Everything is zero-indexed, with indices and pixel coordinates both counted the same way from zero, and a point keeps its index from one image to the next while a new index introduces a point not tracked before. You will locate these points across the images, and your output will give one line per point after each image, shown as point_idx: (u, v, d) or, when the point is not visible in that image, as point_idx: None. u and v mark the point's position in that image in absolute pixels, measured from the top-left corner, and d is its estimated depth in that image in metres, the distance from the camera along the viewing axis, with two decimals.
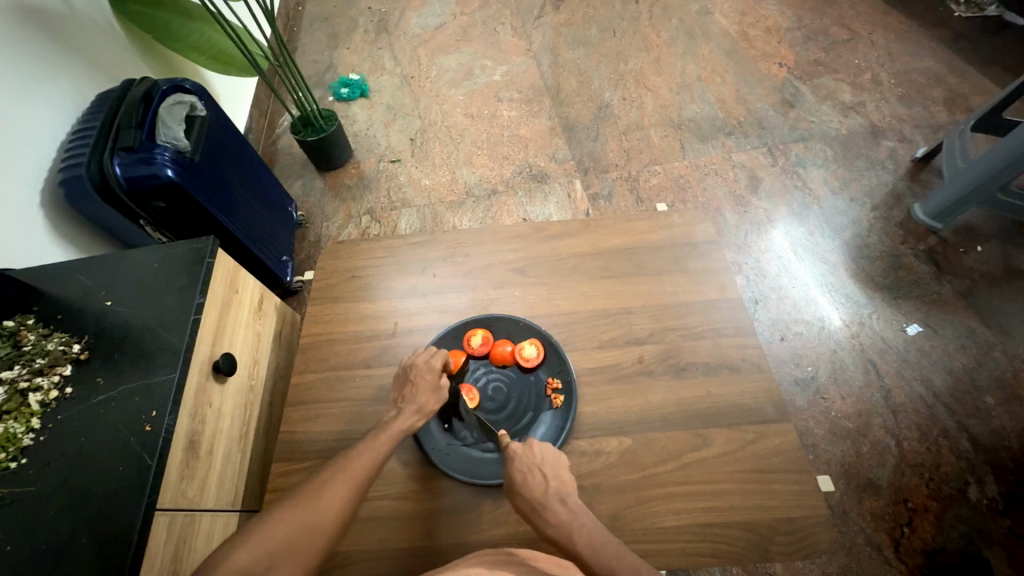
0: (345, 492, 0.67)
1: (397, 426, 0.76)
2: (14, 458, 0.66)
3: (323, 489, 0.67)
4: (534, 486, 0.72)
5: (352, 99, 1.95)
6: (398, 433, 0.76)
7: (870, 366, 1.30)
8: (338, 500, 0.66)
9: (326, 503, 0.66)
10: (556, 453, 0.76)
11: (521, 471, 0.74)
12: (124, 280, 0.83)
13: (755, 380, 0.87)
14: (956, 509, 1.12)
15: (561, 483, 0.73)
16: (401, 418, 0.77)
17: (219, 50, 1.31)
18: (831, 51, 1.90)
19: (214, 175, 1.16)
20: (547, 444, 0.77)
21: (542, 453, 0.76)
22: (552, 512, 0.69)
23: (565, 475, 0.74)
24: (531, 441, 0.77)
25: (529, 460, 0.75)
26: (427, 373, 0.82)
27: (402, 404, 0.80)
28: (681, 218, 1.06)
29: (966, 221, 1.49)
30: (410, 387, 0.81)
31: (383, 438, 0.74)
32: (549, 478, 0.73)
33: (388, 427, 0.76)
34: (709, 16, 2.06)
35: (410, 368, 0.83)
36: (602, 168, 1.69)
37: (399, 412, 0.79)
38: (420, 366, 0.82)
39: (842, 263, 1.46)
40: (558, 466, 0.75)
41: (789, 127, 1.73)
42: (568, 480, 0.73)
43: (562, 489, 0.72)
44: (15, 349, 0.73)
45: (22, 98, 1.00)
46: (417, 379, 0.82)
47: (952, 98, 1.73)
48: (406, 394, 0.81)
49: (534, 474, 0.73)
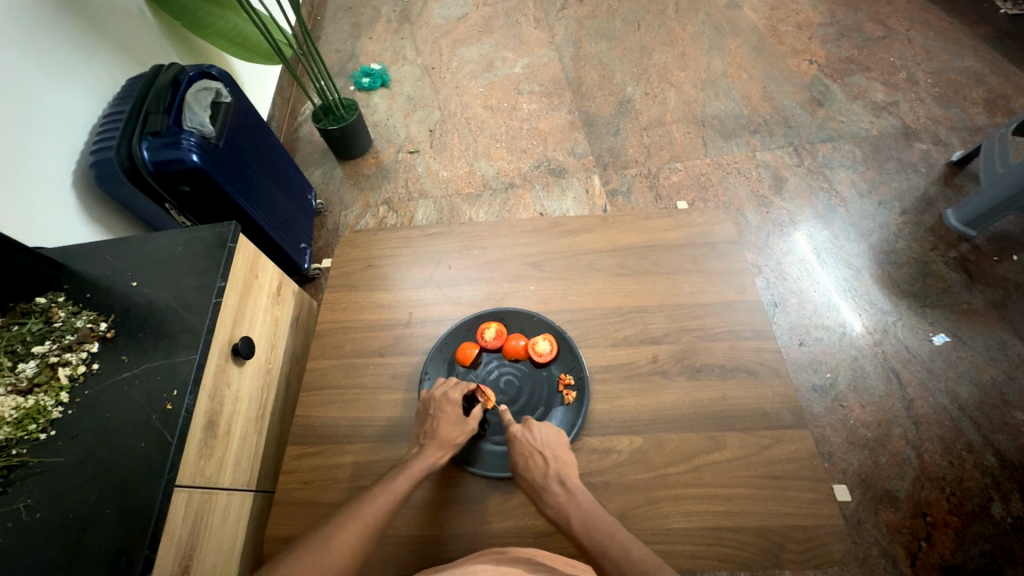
0: (354, 539, 0.66)
1: (417, 465, 0.74)
2: (43, 429, 0.69)
3: (332, 537, 0.66)
4: (535, 468, 0.74)
5: (373, 89, 1.96)
6: (417, 472, 0.74)
7: (892, 375, 1.27)
8: (347, 548, 0.65)
9: (335, 549, 0.65)
10: (555, 432, 0.78)
11: (523, 455, 0.76)
12: (149, 261, 0.85)
13: (772, 385, 0.85)
14: (978, 526, 1.09)
15: (561, 464, 0.74)
16: (421, 456, 0.75)
17: (245, 38, 1.33)
18: (865, 48, 1.84)
19: (238, 161, 1.18)
20: (546, 425, 0.78)
21: (542, 434, 0.77)
22: (551, 494, 0.71)
23: (565, 455, 0.76)
24: (531, 423, 0.78)
25: (529, 444, 0.76)
26: (448, 406, 0.79)
27: (424, 440, 0.77)
28: (700, 216, 1.04)
29: (1002, 228, 1.43)
30: (433, 422, 0.78)
31: (401, 478, 0.72)
32: (549, 460, 0.74)
33: (408, 466, 0.74)
34: (737, 10, 2.02)
35: (430, 402, 0.80)
36: (621, 164, 1.67)
37: (421, 449, 0.76)
38: (440, 400, 0.80)
39: (867, 268, 1.42)
40: (558, 446, 0.76)
41: (817, 126, 1.68)
42: (567, 460, 0.75)
43: (561, 471, 0.73)
44: (46, 325, 0.76)
45: (56, 81, 1.02)
46: (438, 413, 0.79)
47: (992, 100, 1.66)
48: (427, 428, 0.78)
49: (535, 457, 0.75)
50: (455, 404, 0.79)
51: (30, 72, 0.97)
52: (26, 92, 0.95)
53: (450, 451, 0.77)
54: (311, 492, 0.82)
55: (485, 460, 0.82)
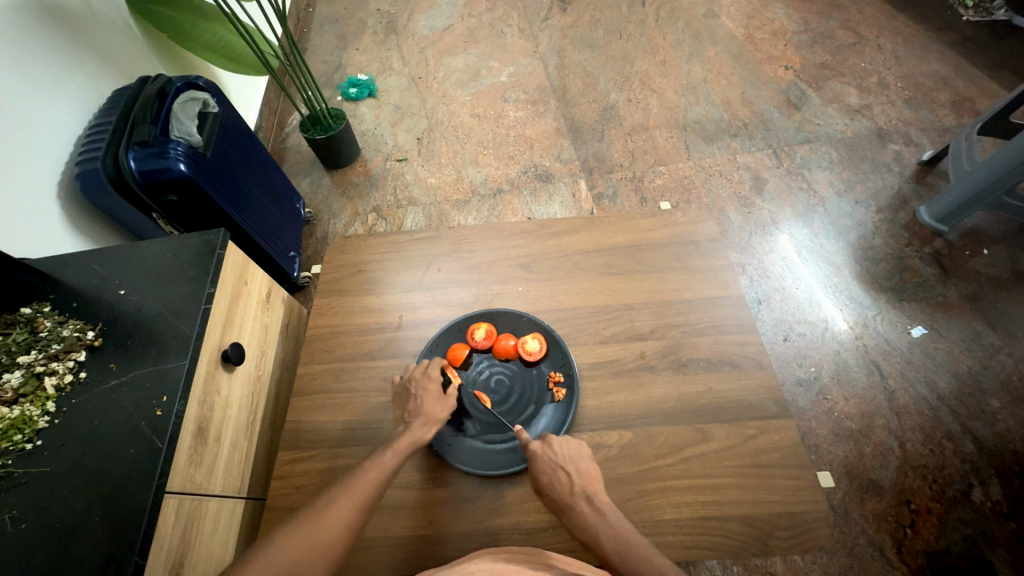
0: (348, 516, 0.66)
1: (404, 440, 0.75)
2: (30, 439, 0.68)
3: (327, 513, 0.66)
4: (562, 486, 0.73)
5: (360, 99, 1.97)
6: (405, 446, 0.74)
7: (873, 368, 1.30)
8: (341, 524, 0.65)
9: (330, 525, 0.65)
10: (577, 446, 0.78)
11: (547, 472, 0.75)
12: (136, 270, 0.85)
13: (756, 376, 0.87)
14: (960, 511, 1.11)
15: (587, 480, 0.74)
16: (408, 432, 0.76)
17: (231, 49, 1.34)
18: (838, 54, 1.90)
19: (224, 170, 1.18)
20: (567, 439, 0.78)
21: (564, 449, 0.77)
22: (579, 512, 0.71)
23: (589, 470, 0.75)
24: (550, 438, 0.78)
25: (551, 459, 0.76)
26: (429, 383, 0.81)
27: (409, 418, 0.78)
28: (683, 217, 1.07)
29: (973, 224, 1.48)
30: (416, 402, 0.80)
31: (389, 453, 0.73)
32: (574, 476, 0.74)
33: (395, 441, 0.75)
34: (715, 19, 2.08)
35: (408, 383, 0.82)
36: (606, 169, 1.71)
37: (407, 426, 0.78)
38: (421, 379, 0.81)
39: (846, 264, 1.46)
40: (580, 461, 0.76)
41: (794, 129, 1.74)
42: (591, 475, 0.75)
43: (587, 488, 0.73)
44: (32, 335, 0.76)
45: (42, 94, 1.03)
46: (421, 392, 0.81)
47: (959, 102, 1.72)
48: (411, 407, 0.80)
49: (559, 474, 0.74)
50: (437, 382, 0.82)
51: (14, 84, 0.97)
52: (12, 105, 0.96)
53: (435, 426, 0.78)
54: (301, 496, 0.82)
55: (466, 449, 0.84)
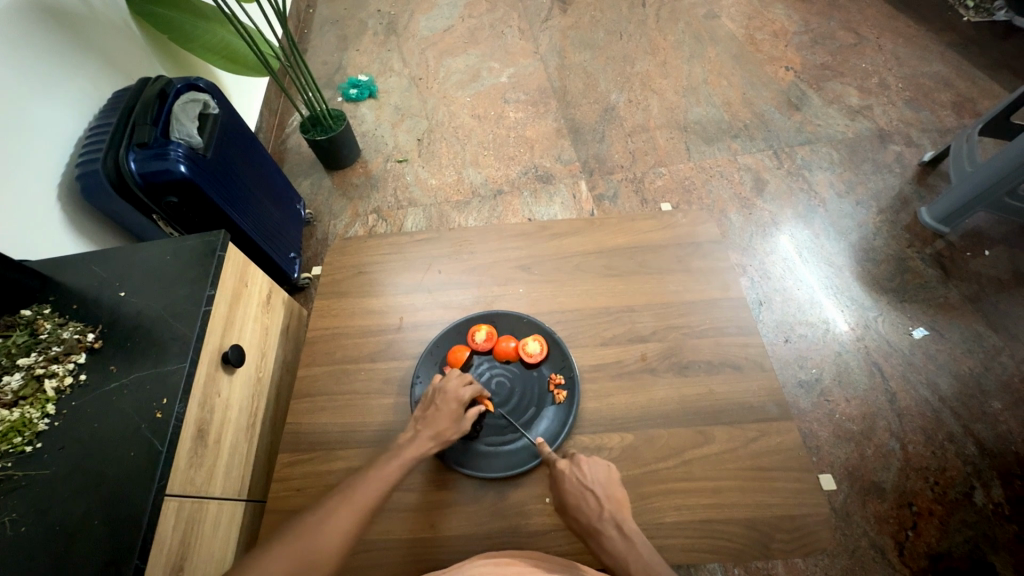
0: (348, 521, 0.66)
1: (410, 452, 0.75)
2: (30, 442, 0.68)
3: (325, 522, 0.66)
4: (590, 510, 0.71)
5: (361, 100, 1.97)
6: (410, 460, 0.74)
7: (875, 369, 1.30)
8: (339, 534, 0.65)
9: (328, 533, 0.65)
10: (606, 469, 0.75)
11: (575, 494, 0.73)
12: (135, 272, 0.85)
13: (757, 378, 0.87)
14: (961, 513, 1.11)
15: (615, 505, 0.72)
16: (415, 443, 0.76)
17: (232, 50, 1.34)
18: (839, 55, 1.90)
19: (225, 171, 1.18)
20: (596, 462, 0.76)
21: (592, 472, 0.75)
22: (608, 538, 0.70)
23: (618, 494, 0.73)
24: (580, 460, 0.76)
25: (580, 482, 0.73)
26: (450, 400, 0.79)
27: (420, 426, 0.78)
28: (684, 218, 1.07)
29: (974, 224, 1.48)
30: (434, 413, 0.79)
31: (393, 465, 0.73)
32: (603, 501, 0.72)
33: (400, 454, 0.74)
34: (715, 19, 2.08)
35: (434, 394, 0.80)
36: (607, 170, 1.70)
37: (415, 434, 0.77)
38: (445, 393, 0.79)
39: (847, 265, 1.46)
40: (609, 484, 0.74)
41: (794, 129, 1.73)
42: (620, 500, 0.73)
43: (616, 514, 0.71)
44: (32, 337, 0.76)
45: (42, 95, 1.03)
46: (441, 405, 0.79)
47: (960, 102, 1.72)
48: (426, 416, 0.79)
49: (588, 497, 0.72)
50: (460, 400, 0.79)
51: (13, 85, 0.97)
52: (12, 107, 0.96)
53: (441, 444, 0.77)
54: (301, 499, 0.81)
55: (475, 461, 0.82)
